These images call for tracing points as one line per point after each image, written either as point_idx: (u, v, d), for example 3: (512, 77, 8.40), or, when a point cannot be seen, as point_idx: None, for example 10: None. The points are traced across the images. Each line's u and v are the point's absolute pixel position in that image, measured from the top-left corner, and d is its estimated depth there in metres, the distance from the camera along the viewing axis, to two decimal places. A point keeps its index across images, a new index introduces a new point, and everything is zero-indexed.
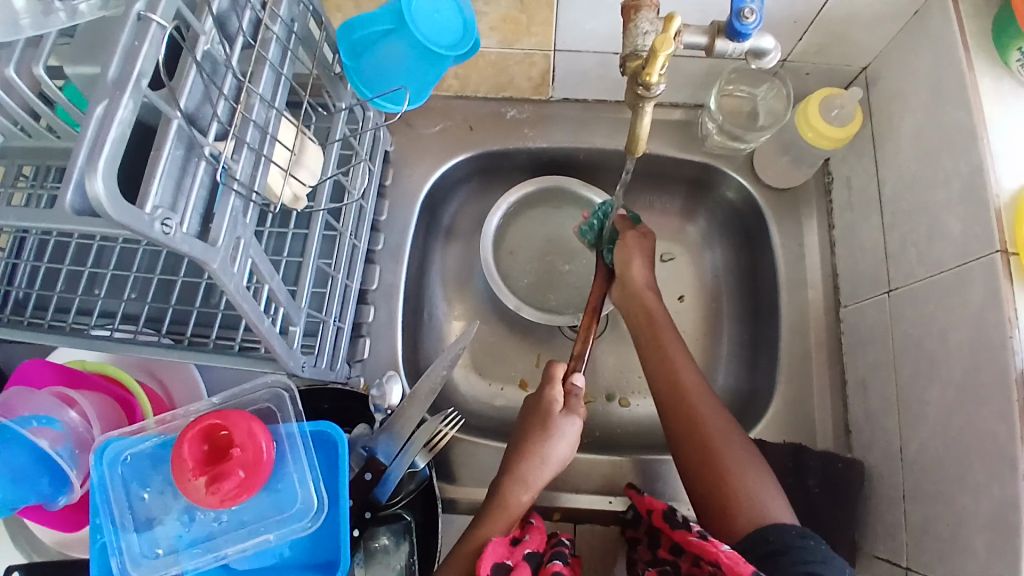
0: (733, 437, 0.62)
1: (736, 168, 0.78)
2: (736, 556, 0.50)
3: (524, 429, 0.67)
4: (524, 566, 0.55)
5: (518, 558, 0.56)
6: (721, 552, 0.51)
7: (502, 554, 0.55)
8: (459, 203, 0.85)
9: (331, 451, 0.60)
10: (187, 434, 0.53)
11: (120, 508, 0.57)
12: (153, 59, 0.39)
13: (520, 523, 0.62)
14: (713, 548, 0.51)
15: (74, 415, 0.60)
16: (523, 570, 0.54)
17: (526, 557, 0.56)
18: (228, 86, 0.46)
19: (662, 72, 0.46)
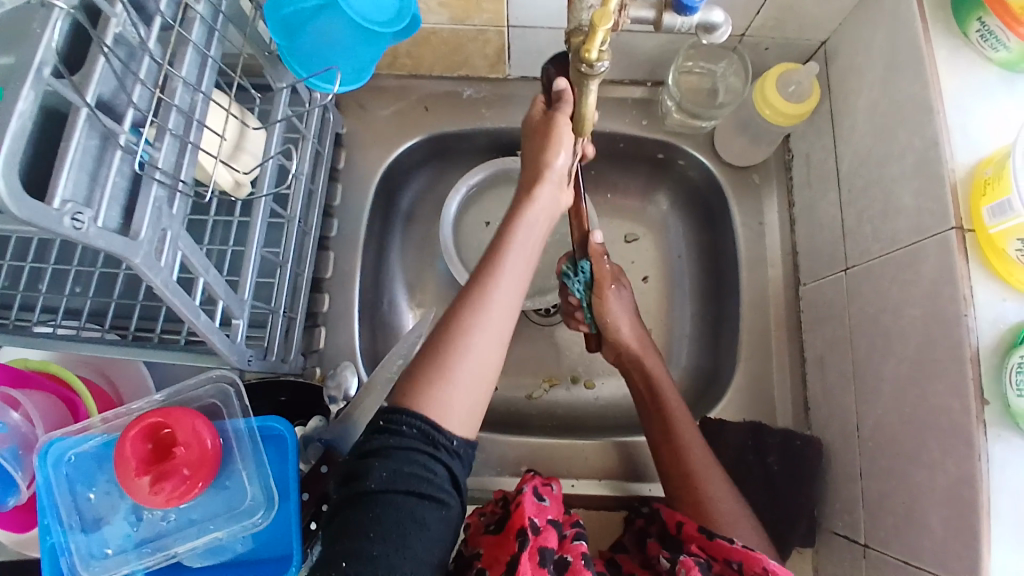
0: (690, 431, 0.66)
1: (697, 146, 0.77)
2: (781, 567, 0.54)
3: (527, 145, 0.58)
4: (551, 530, 0.56)
5: (544, 519, 0.57)
6: (769, 561, 0.54)
7: (534, 514, 0.57)
8: (418, 187, 0.83)
9: (280, 445, 0.57)
10: (128, 432, 0.52)
11: (68, 509, 0.55)
12: (55, 45, 0.37)
13: (541, 479, 0.63)
14: (761, 558, 0.55)
15: (18, 416, 0.58)
16: (551, 533, 0.55)
17: (551, 521, 0.57)
18: (147, 71, 0.44)
19: (602, 48, 0.44)
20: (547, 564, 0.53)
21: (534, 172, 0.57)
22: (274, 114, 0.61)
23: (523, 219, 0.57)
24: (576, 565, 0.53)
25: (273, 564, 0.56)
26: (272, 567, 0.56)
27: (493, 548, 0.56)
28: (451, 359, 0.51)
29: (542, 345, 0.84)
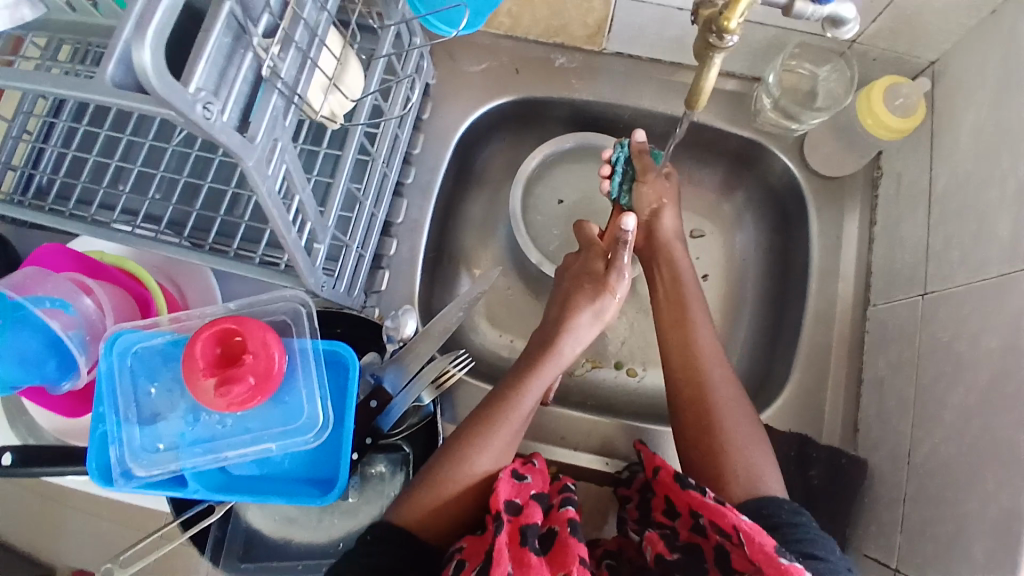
0: (735, 400, 0.63)
1: (785, 150, 0.75)
2: (755, 527, 0.50)
3: (569, 283, 0.72)
4: (533, 505, 0.55)
5: (526, 497, 0.56)
6: (739, 519, 0.50)
7: (511, 495, 0.56)
8: (494, 149, 0.83)
9: (341, 373, 0.59)
10: (201, 334, 0.54)
11: (126, 401, 0.57)
12: None
13: (521, 459, 0.62)
14: (731, 516, 0.51)
15: (89, 304, 0.59)
16: (535, 508, 0.54)
17: (534, 497, 0.57)
18: None
19: (741, 19, 0.44)
20: (530, 543, 0.52)
21: (569, 331, 0.68)
22: (378, 51, 0.61)
23: (552, 360, 0.67)
24: (562, 535, 0.54)
25: (317, 485, 0.58)
26: (315, 488, 0.57)
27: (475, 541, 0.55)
28: (445, 479, 0.58)
29: None
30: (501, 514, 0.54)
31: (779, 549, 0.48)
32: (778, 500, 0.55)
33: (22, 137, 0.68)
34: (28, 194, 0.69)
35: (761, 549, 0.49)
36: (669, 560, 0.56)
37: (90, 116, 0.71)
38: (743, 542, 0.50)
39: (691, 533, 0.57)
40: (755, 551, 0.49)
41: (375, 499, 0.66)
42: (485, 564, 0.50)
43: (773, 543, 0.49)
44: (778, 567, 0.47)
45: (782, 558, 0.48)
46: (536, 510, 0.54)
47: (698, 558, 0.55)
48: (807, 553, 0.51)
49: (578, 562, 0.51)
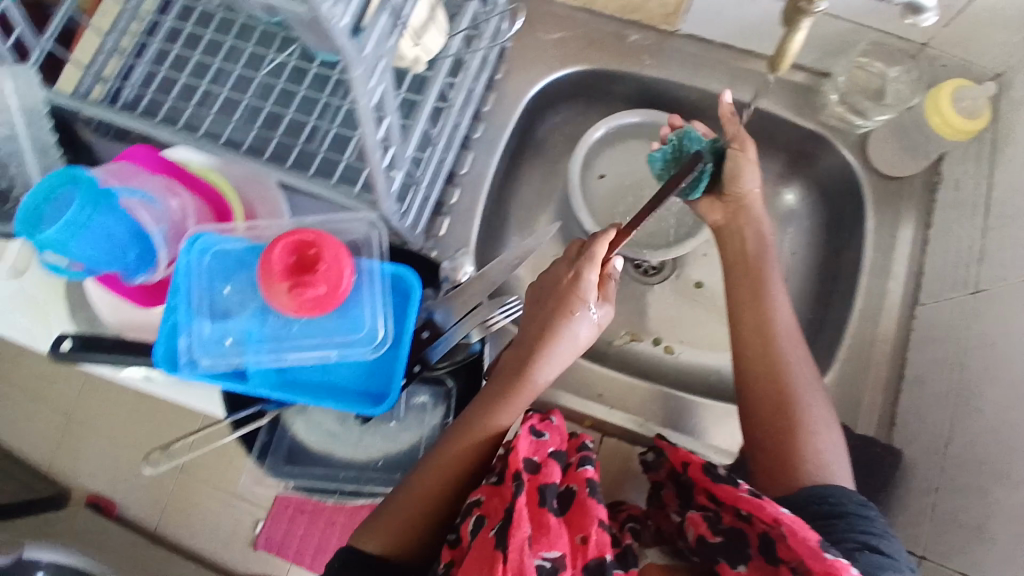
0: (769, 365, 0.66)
1: (847, 146, 0.77)
2: (795, 520, 0.50)
3: (540, 312, 0.64)
4: (553, 465, 0.57)
5: (544, 455, 0.59)
6: (778, 512, 0.50)
7: (529, 452, 0.58)
8: (559, 118, 0.87)
9: (403, 298, 0.62)
10: (279, 241, 0.58)
11: (201, 296, 0.61)
12: None
13: (538, 416, 0.62)
14: (770, 508, 0.51)
15: (175, 204, 0.64)
16: (554, 468, 0.57)
17: (552, 455, 0.59)
18: None
19: None
20: (548, 503, 0.55)
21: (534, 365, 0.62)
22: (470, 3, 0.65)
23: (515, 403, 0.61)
24: (582, 495, 0.57)
25: (368, 398, 0.60)
26: (366, 400, 0.60)
27: (492, 495, 0.57)
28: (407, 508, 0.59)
29: (636, 299, 0.86)
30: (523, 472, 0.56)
31: (822, 544, 0.48)
32: (834, 491, 0.56)
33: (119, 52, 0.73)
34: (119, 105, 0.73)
35: (804, 544, 0.49)
36: (711, 542, 0.58)
37: (186, 42, 0.76)
38: (786, 534, 0.50)
39: (734, 517, 0.57)
40: (798, 544, 0.49)
41: (414, 425, 0.70)
42: (505, 522, 0.53)
43: (817, 539, 0.49)
44: (822, 562, 0.48)
45: (828, 555, 0.48)
46: (555, 470, 0.56)
47: (741, 544, 0.56)
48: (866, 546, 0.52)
49: (597, 523, 0.55)
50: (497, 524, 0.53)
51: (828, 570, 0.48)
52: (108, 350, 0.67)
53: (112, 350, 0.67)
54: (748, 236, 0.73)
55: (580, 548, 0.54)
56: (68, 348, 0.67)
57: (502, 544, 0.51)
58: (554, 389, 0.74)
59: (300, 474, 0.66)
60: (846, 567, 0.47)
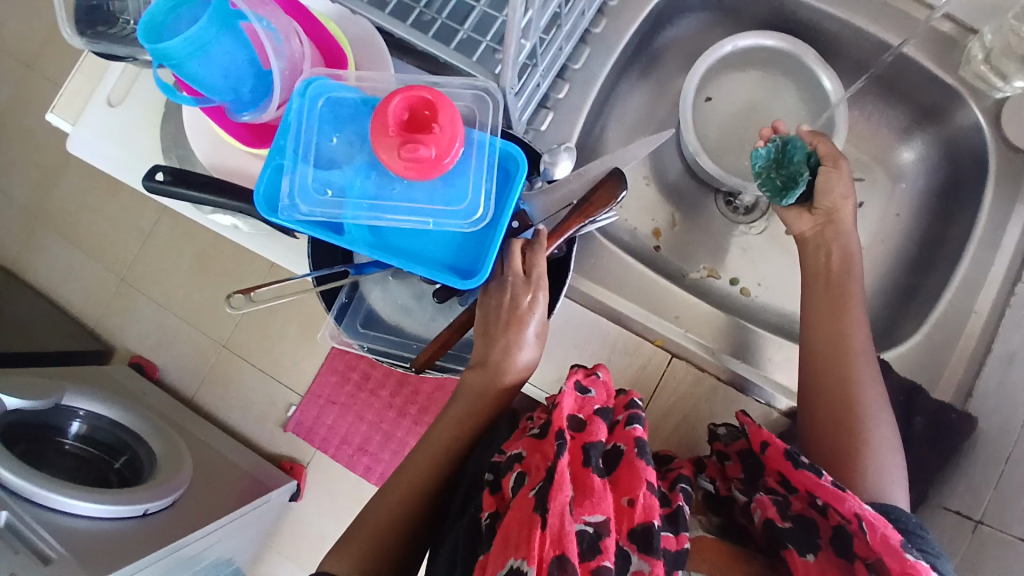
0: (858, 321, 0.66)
1: (981, 109, 0.71)
2: (877, 518, 0.51)
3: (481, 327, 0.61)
4: (599, 423, 0.54)
5: (589, 412, 0.56)
6: (862, 507, 0.52)
7: (574, 409, 0.55)
8: (679, 31, 0.81)
9: (506, 178, 0.60)
10: (397, 95, 0.56)
11: (308, 142, 0.60)
12: None
13: (584, 371, 0.60)
14: (852, 502, 0.52)
15: (297, 48, 0.62)
16: (600, 426, 0.54)
17: (598, 413, 0.56)
18: None
19: None
20: (593, 462, 0.51)
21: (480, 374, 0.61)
22: None
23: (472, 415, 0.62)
24: (629, 454, 0.53)
25: (457, 272, 0.59)
26: (455, 275, 0.59)
27: (534, 450, 0.54)
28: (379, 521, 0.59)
29: (720, 234, 0.84)
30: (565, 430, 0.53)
31: (905, 545, 0.49)
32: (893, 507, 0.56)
33: None
34: None
35: (884, 541, 0.50)
36: (780, 525, 0.56)
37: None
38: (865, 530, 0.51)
39: (805, 505, 0.57)
40: (879, 542, 0.50)
41: None
42: (546, 482, 0.48)
43: (899, 540, 0.50)
44: (903, 561, 0.49)
45: (909, 555, 0.49)
46: (601, 429, 0.53)
47: (810, 532, 0.55)
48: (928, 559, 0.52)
49: (646, 487, 0.51)
50: (539, 484, 0.49)
51: (907, 569, 0.49)
52: (195, 187, 0.67)
53: (200, 188, 0.67)
54: (833, 252, 0.69)
55: (626, 510, 0.50)
56: (160, 180, 0.68)
57: (542, 503, 0.47)
58: (631, 304, 0.75)
59: (375, 338, 0.67)
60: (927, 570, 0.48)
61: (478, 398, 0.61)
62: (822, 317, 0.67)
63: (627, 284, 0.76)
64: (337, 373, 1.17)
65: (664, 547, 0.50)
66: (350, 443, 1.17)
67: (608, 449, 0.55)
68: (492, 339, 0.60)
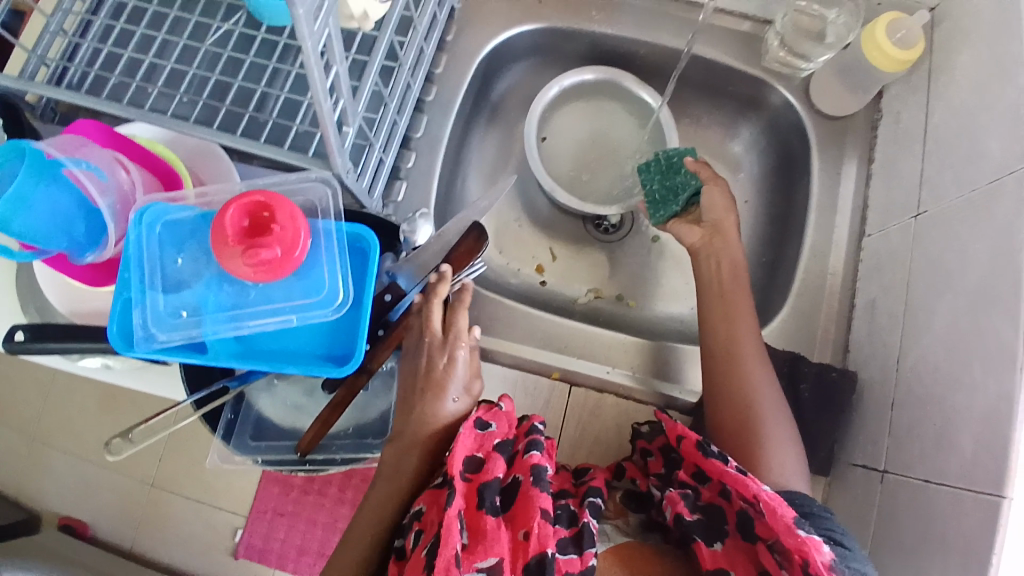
0: (737, 313, 0.69)
1: (790, 89, 0.78)
2: (774, 498, 0.54)
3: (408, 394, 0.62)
4: (497, 460, 0.56)
5: (488, 450, 0.57)
6: (761, 490, 0.55)
7: (472, 448, 0.57)
8: (512, 81, 0.86)
9: (361, 256, 0.61)
10: (230, 204, 0.56)
11: (152, 267, 0.58)
12: None
13: (487, 404, 0.61)
14: (753, 485, 0.56)
15: (125, 177, 0.61)
16: (497, 464, 0.56)
17: (497, 449, 0.58)
18: None
19: None
20: (488, 503, 0.54)
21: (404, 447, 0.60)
22: None
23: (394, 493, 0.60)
24: (525, 487, 0.55)
25: (332, 361, 0.59)
26: (331, 363, 0.59)
27: (433, 503, 0.56)
28: None
29: (596, 257, 0.87)
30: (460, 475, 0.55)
31: (798, 522, 0.53)
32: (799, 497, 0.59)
33: (60, 32, 0.69)
34: (63, 86, 0.69)
35: (781, 520, 0.53)
36: (688, 520, 0.60)
37: (128, 16, 0.72)
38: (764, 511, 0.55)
39: (714, 494, 0.61)
40: (776, 521, 0.53)
41: (381, 391, 0.68)
42: (438, 537, 0.51)
43: (793, 516, 0.54)
44: (795, 538, 0.52)
45: (801, 531, 0.52)
46: (496, 467, 0.55)
47: (719, 520, 0.60)
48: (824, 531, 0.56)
49: (540, 517, 0.53)
50: (430, 542, 0.52)
51: (799, 546, 0.52)
52: (58, 338, 0.64)
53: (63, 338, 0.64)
54: (722, 264, 0.72)
55: (522, 545, 0.52)
56: (20, 341, 0.64)
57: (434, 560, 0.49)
58: (523, 345, 0.75)
59: (267, 448, 0.64)
60: (818, 543, 0.52)
61: (392, 478, 0.60)
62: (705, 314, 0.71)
63: (516, 328, 0.76)
64: (279, 483, 1.09)
65: (564, 569, 0.53)
66: (307, 553, 1.09)
67: (507, 482, 0.57)
68: (411, 408, 0.61)
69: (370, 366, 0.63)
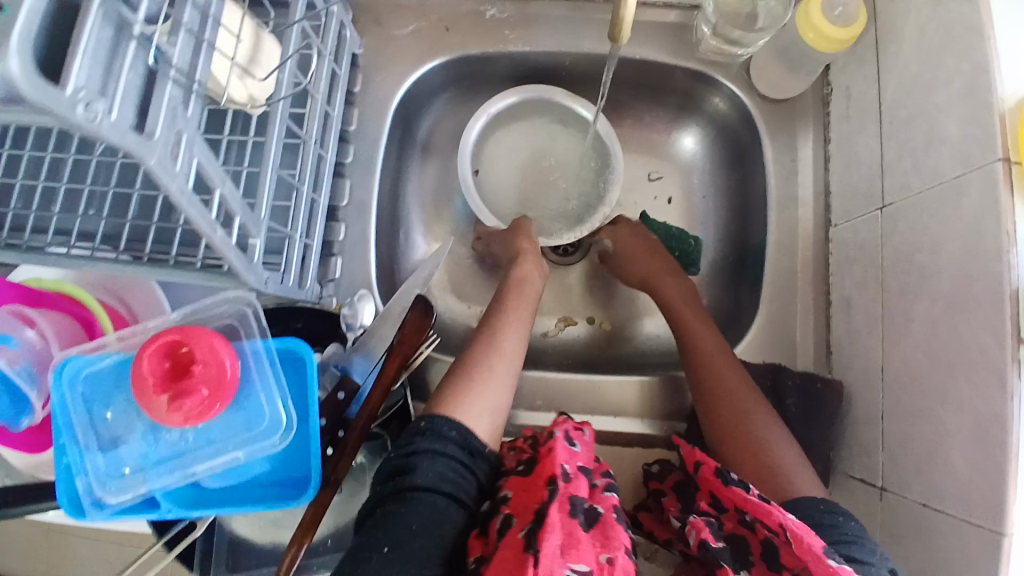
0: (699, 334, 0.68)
1: (730, 78, 0.72)
2: (802, 526, 0.48)
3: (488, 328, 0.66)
4: (582, 479, 0.53)
5: (575, 466, 0.55)
6: (786, 517, 0.48)
7: (565, 458, 0.54)
8: (434, 117, 0.80)
9: (298, 369, 0.57)
10: (146, 350, 0.52)
11: (84, 428, 0.55)
12: None
13: (575, 425, 0.60)
14: (777, 514, 0.49)
15: (33, 335, 0.56)
16: (582, 482, 0.53)
17: (581, 468, 0.55)
18: None
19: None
20: (578, 516, 0.49)
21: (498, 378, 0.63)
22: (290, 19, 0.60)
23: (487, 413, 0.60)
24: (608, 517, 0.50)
25: (292, 486, 0.56)
26: (291, 489, 0.56)
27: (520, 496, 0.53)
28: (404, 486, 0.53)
29: (559, 284, 0.83)
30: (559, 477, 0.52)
31: (828, 551, 0.47)
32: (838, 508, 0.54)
33: None
34: None
35: (809, 550, 0.47)
36: (715, 548, 0.51)
37: (12, 140, 0.65)
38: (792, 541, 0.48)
39: (736, 523, 0.55)
40: (804, 552, 0.47)
41: (358, 489, 0.66)
42: (535, 525, 0.48)
43: (822, 544, 0.47)
44: (827, 568, 0.46)
45: (832, 560, 0.46)
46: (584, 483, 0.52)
47: (742, 553, 0.53)
48: (849, 551, 0.50)
49: (624, 548, 0.47)
50: (528, 526, 0.48)
51: None
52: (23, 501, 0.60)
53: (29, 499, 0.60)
54: None
55: (606, 569, 0.46)
56: None
57: (532, 546, 0.46)
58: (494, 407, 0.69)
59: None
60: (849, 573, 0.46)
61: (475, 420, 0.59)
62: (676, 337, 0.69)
63: None
64: None
65: None
66: None
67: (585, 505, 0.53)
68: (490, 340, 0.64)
69: (335, 477, 0.59)
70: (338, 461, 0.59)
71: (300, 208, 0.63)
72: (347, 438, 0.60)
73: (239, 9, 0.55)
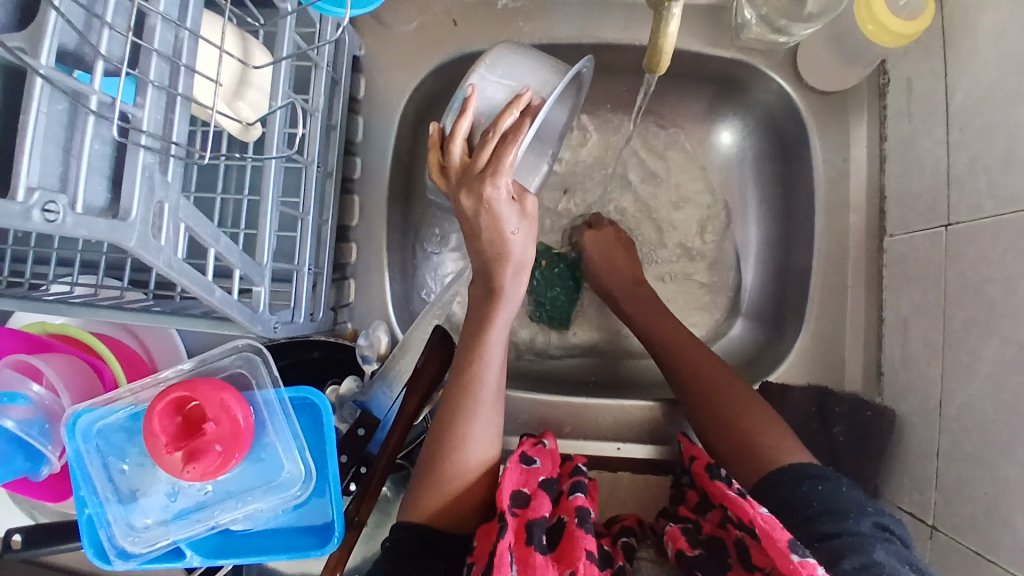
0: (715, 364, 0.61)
1: (775, 67, 0.66)
2: (772, 520, 0.45)
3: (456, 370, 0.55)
4: (543, 497, 0.50)
5: (535, 485, 0.52)
6: (756, 513, 0.46)
7: (519, 484, 0.51)
8: (502, 79, 0.56)
9: (313, 416, 0.55)
10: (154, 408, 0.48)
11: (102, 482, 0.53)
12: (49, 42, 0.35)
13: (531, 441, 0.57)
14: (748, 508, 0.46)
15: (41, 389, 0.54)
16: (543, 501, 0.50)
17: (543, 485, 0.52)
18: (108, 44, 0.38)
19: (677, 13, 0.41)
20: (537, 539, 0.47)
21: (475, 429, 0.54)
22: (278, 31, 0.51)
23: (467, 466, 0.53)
24: (570, 527, 0.49)
25: (316, 534, 0.55)
26: (314, 537, 0.55)
27: (485, 536, 0.50)
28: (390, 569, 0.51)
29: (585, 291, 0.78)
30: (508, 510, 0.49)
31: (792, 545, 0.43)
32: (828, 473, 0.50)
33: None
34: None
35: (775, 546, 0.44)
36: (691, 555, 0.50)
37: None
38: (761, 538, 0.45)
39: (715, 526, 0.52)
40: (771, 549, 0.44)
41: (384, 521, 0.66)
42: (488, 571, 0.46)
43: (787, 538, 0.44)
44: (787, 564, 0.43)
45: (795, 556, 0.42)
46: (543, 503, 0.49)
47: (721, 553, 0.50)
48: (824, 534, 0.46)
49: (586, 556, 0.46)
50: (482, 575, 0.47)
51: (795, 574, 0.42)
52: (48, 539, 0.61)
53: (53, 538, 0.61)
54: None
55: None
56: (18, 547, 0.60)
57: None
58: (518, 432, 0.66)
59: None
60: (813, 567, 0.42)
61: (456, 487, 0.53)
62: (690, 366, 0.62)
63: (509, 418, 0.67)
64: None
65: None
66: None
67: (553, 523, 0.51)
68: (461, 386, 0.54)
69: (358, 518, 0.57)
70: (361, 500, 0.57)
71: (306, 240, 0.57)
72: (370, 476, 0.58)
73: (220, 24, 0.48)
